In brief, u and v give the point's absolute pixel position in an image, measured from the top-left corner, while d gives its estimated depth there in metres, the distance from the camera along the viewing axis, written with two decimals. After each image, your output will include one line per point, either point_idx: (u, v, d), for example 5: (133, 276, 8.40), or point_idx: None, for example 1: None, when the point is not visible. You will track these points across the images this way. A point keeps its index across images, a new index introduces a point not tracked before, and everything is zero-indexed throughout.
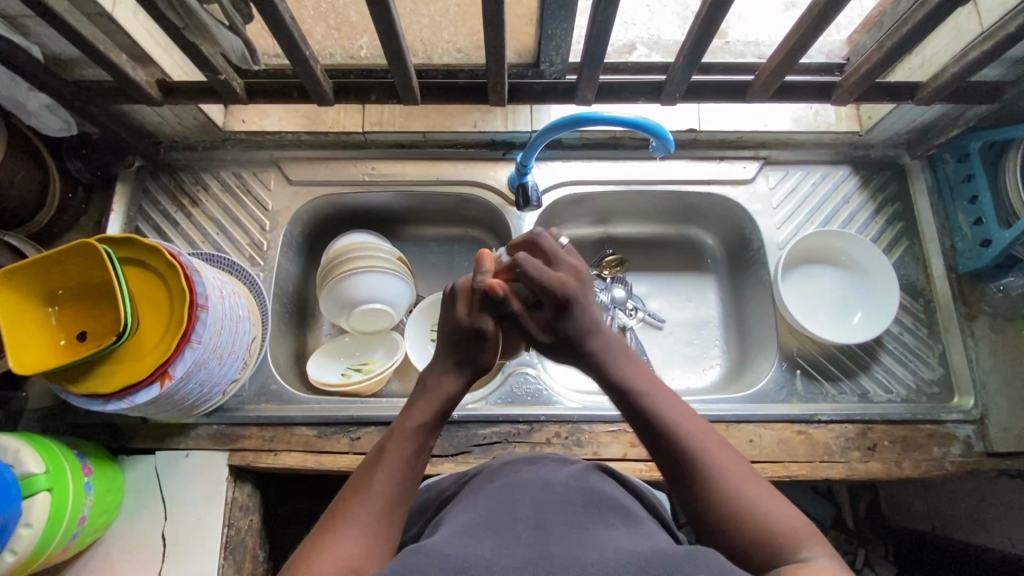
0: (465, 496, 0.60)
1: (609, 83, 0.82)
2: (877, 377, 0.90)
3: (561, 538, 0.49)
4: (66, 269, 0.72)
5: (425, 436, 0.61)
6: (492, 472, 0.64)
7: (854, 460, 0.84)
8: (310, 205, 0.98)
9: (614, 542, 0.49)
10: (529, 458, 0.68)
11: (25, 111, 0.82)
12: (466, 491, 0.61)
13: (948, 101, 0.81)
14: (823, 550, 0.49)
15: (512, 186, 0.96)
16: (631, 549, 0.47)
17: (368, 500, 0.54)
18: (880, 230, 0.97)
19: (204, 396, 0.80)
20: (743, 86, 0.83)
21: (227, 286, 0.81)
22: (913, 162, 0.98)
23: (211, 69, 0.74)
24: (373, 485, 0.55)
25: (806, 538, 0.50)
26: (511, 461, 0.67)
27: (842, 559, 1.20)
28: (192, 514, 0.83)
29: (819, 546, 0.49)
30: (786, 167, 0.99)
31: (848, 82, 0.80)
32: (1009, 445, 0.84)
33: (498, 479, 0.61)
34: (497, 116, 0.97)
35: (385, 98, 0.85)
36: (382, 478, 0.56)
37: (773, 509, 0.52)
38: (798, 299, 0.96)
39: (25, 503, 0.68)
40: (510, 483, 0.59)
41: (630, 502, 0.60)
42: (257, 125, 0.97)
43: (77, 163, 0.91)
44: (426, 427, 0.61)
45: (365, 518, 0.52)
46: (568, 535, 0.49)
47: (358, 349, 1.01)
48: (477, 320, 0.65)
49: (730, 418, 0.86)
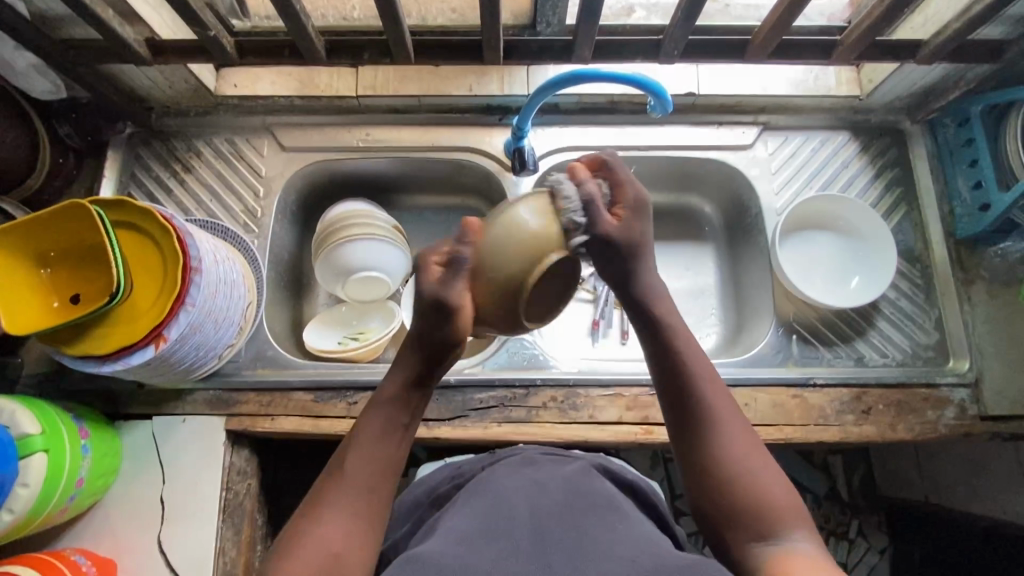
0: (463, 495, 0.64)
1: (608, 42, 0.81)
2: (873, 342, 0.91)
3: (561, 548, 0.52)
4: (58, 230, 0.72)
5: (398, 414, 0.59)
6: (492, 472, 0.69)
7: (848, 423, 0.85)
8: (304, 171, 0.96)
9: (616, 550, 0.52)
10: (528, 457, 0.73)
11: (14, 71, 0.81)
12: (465, 490, 0.66)
13: (949, 58, 0.80)
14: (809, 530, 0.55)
15: (507, 151, 0.94)
16: (631, 561, 0.50)
17: (344, 483, 0.56)
18: (879, 195, 0.96)
19: (200, 360, 0.80)
20: (743, 44, 0.82)
21: (221, 250, 0.79)
22: (913, 127, 0.98)
23: (200, 23, 0.72)
24: (349, 467, 0.57)
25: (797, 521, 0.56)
26: (509, 460, 0.72)
27: (835, 528, 1.22)
28: (190, 478, 0.83)
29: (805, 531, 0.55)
30: (786, 132, 0.98)
31: (850, 39, 0.78)
32: (1002, 407, 0.85)
33: (498, 479, 0.66)
34: (492, 79, 0.95)
35: (379, 58, 0.83)
36: (357, 460, 0.57)
37: (773, 486, 0.57)
38: (796, 265, 0.96)
39: (22, 464, 0.68)
40: (510, 483, 0.64)
41: (623, 500, 0.65)
42: (250, 90, 0.95)
43: (67, 128, 0.91)
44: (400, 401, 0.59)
45: (345, 505, 0.55)
46: (568, 543, 0.53)
47: (355, 318, 1.00)
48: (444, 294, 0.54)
49: (726, 381, 0.86)
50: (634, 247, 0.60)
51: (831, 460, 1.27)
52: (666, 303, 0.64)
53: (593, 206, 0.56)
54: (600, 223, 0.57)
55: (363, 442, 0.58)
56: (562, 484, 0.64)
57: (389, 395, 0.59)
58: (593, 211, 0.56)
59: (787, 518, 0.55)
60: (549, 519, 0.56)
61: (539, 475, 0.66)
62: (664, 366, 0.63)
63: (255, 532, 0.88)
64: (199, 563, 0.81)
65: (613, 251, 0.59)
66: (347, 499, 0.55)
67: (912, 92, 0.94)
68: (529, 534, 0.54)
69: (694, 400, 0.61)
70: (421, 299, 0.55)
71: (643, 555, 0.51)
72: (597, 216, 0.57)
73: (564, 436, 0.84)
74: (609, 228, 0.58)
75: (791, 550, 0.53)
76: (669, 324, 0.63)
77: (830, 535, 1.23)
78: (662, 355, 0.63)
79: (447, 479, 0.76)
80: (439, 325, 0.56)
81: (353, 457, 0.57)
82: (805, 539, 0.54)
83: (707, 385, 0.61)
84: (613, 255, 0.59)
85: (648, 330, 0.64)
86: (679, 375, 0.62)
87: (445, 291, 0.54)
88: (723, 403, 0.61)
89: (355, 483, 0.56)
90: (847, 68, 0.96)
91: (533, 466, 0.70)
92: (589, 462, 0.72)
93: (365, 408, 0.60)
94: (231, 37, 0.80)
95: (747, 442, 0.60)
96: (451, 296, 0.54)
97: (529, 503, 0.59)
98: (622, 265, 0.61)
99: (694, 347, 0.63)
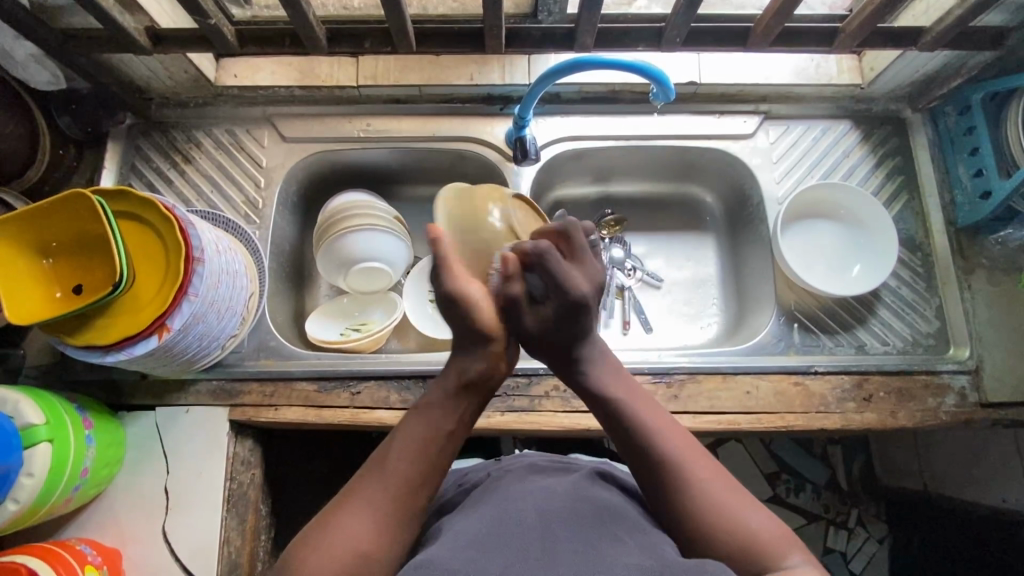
0: (471, 502, 0.66)
1: (610, 26, 0.80)
2: (874, 330, 0.91)
3: (568, 549, 0.53)
4: (60, 220, 0.71)
5: (445, 418, 0.60)
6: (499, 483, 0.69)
7: (850, 410, 0.85)
8: (304, 161, 0.96)
9: (625, 556, 0.53)
10: (535, 468, 0.73)
11: (13, 61, 0.82)
12: (472, 496, 0.68)
13: (950, 46, 0.80)
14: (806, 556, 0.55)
15: (509, 141, 0.94)
16: (639, 566, 0.51)
17: (384, 478, 0.55)
18: (880, 184, 0.96)
19: (203, 350, 0.80)
20: (745, 32, 0.82)
21: (223, 240, 0.79)
22: (914, 116, 0.98)
23: (201, 11, 0.72)
24: (390, 464, 0.56)
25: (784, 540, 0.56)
26: (514, 467, 0.73)
27: (835, 517, 1.23)
28: (193, 468, 0.84)
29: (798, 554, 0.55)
30: (787, 121, 0.98)
31: (851, 26, 0.78)
32: (1002, 394, 0.85)
33: (505, 485, 0.68)
34: (494, 69, 0.95)
35: (380, 46, 0.83)
36: (399, 458, 0.56)
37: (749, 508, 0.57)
38: (798, 254, 0.96)
39: (26, 454, 0.68)
40: (516, 487, 0.66)
41: (628, 504, 0.67)
42: (250, 79, 0.94)
43: (66, 120, 0.89)
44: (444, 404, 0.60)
45: (377, 502, 0.54)
46: (576, 546, 0.54)
47: (357, 309, 1.01)
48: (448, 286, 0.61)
49: (727, 369, 0.86)
50: (563, 341, 0.66)
51: (831, 450, 1.28)
52: (613, 380, 0.67)
53: (515, 307, 0.63)
54: (522, 321, 0.64)
55: (405, 441, 0.57)
56: (569, 489, 0.65)
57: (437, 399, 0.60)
58: (515, 311, 0.63)
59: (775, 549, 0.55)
60: (557, 520, 0.57)
61: (546, 481, 0.68)
62: (618, 432, 0.64)
63: (259, 522, 0.88)
64: (204, 553, 0.81)
65: (536, 342, 0.66)
66: (379, 496, 0.54)
67: (913, 80, 0.93)
68: (536, 536, 0.55)
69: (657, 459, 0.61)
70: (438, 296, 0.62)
71: (650, 559, 0.52)
72: (521, 315, 0.64)
73: (566, 424, 0.85)
74: (530, 327, 0.64)
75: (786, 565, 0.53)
76: (618, 395, 0.65)
77: (830, 524, 1.23)
78: (616, 423, 0.64)
79: (453, 484, 0.78)
80: (457, 310, 0.62)
81: (391, 455, 0.57)
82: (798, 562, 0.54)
83: (672, 442, 0.62)
84: (552, 350, 0.66)
85: (598, 402, 0.66)
86: (635, 440, 0.62)
87: (444, 284, 0.60)
88: (693, 456, 0.61)
89: (391, 480, 0.55)
90: (848, 56, 0.96)
91: (538, 473, 0.71)
92: (593, 467, 0.73)
93: (410, 411, 0.61)
94: (232, 26, 0.79)
95: (725, 489, 0.59)
96: (452, 285, 0.61)
97: (536, 505, 0.61)
98: (560, 351, 0.66)
99: (652, 411, 0.64)
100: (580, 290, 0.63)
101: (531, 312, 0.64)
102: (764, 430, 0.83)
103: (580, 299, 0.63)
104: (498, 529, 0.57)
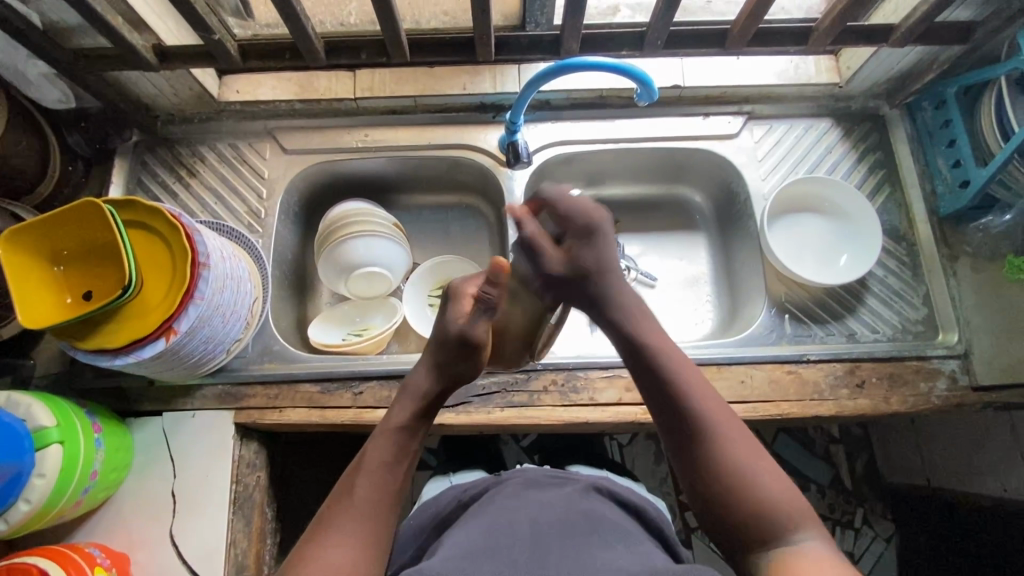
0: (473, 515, 0.69)
1: (593, 36, 0.86)
2: (864, 318, 0.93)
3: (559, 555, 0.57)
4: (70, 230, 0.74)
5: (409, 439, 0.66)
6: (498, 498, 0.72)
7: (843, 397, 0.86)
8: (306, 172, 1.00)
9: (613, 562, 0.56)
10: (533, 482, 0.76)
11: (26, 80, 0.85)
12: (472, 512, 0.71)
13: (918, 42, 0.85)
14: (815, 533, 0.57)
15: (501, 146, 0.98)
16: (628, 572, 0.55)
17: (352, 505, 0.60)
18: (862, 178, 1.00)
19: (209, 353, 0.82)
20: (722, 34, 0.86)
21: (227, 248, 0.81)
22: (892, 112, 1.01)
23: (207, 28, 0.77)
24: (357, 491, 0.61)
25: (804, 522, 0.58)
26: (511, 482, 0.77)
27: (840, 517, 1.23)
28: (199, 471, 0.85)
29: (812, 530, 0.57)
30: (770, 121, 1.01)
31: (823, 26, 0.83)
32: (994, 378, 0.87)
33: (504, 500, 0.71)
34: (485, 79, 0.99)
35: (375, 57, 0.88)
36: (364, 484, 0.61)
37: (769, 484, 0.60)
38: (787, 245, 0.99)
39: (38, 455, 0.70)
40: (515, 505, 0.68)
41: (623, 518, 0.70)
42: (251, 94, 0.98)
43: (76, 136, 0.94)
44: (405, 429, 0.66)
45: (346, 529, 0.58)
46: (567, 551, 0.58)
47: (358, 315, 1.03)
48: (467, 329, 0.68)
49: (721, 360, 0.88)
50: (588, 271, 0.71)
51: (833, 450, 1.28)
52: (648, 326, 0.70)
53: (535, 246, 0.72)
54: (545, 259, 0.71)
55: (369, 462, 0.63)
56: (561, 501, 0.69)
57: (400, 420, 0.66)
58: (534, 251, 0.72)
59: (797, 524, 0.58)
60: (549, 532, 0.61)
61: (542, 494, 0.71)
62: (639, 365, 0.68)
63: (265, 525, 0.89)
64: (211, 556, 0.82)
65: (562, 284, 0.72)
66: (352, 522, 0.59)
67: (889, 77, 0.97)
68: (530, 546, 0.59)
69: (670, 389, 0.65)
70: (443, 330, 0.69)
71: (641, 565, 0.56)
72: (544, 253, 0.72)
73: (565, 418, 0.86)
74: (554, 265, 0.71)
75: (798, 550, 0.55)
76: (651, 342, 0.68)
77: (837, 524, 1.23)
78: (646, 369, 0.67)
79: (455, 499, 0.81)
80: (458, 351, 0.68)
81: (355, 482, 0.62)
82: (811, 537, 0.57)
83: (688, 379, 0.66)
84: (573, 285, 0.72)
85: (632, 351, 0.69)
86: (655, 374, 0.67)
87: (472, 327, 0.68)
88: (700, 387, 0.65)
89: (359, 504, 0.60)
90: (826, 57, 1.00)
91: (536, 486, 0.75)
92: (590, 482, 0.77)
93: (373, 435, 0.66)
94: (234, 42, 0.84)
95: (749, 451, 0.62)
96: (472, 329, 0.68)
97: (530, 517, 0.65)
98: (585, 293, 0.71)
99: (683, 362, 0.68)
100: (588, 216, 0.72)
101: (553, 250, 0.72)
102: (758, 419, 0.85)
103: (590, 224, 0.72)
104: (495, 543, 0.60)
